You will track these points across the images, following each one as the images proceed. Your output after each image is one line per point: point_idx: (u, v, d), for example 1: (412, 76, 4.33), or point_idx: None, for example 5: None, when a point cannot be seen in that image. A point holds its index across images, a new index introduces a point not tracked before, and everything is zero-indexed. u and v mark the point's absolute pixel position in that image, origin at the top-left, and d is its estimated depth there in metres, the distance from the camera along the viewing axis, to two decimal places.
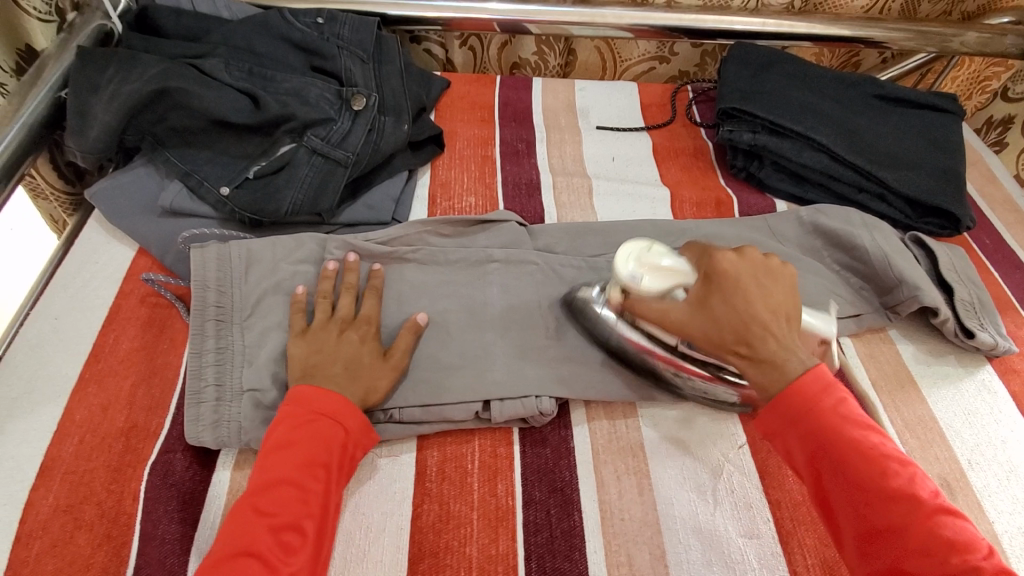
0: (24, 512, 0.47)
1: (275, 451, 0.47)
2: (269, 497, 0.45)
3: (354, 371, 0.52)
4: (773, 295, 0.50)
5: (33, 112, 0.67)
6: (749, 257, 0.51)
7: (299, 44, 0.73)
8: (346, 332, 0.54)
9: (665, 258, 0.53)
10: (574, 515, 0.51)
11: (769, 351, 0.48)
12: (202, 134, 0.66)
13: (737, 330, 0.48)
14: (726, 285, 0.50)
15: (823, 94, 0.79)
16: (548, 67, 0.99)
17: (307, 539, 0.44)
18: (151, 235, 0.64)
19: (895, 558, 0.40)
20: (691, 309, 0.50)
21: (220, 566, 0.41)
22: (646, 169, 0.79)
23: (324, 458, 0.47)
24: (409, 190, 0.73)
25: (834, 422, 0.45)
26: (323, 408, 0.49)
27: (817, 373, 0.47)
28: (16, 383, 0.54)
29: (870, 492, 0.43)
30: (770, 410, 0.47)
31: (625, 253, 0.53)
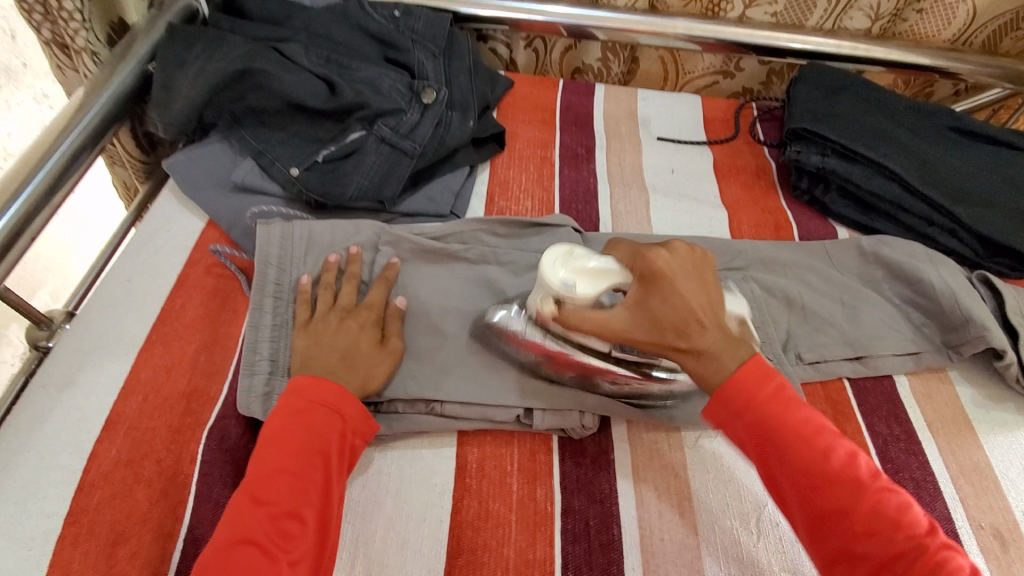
0: (89, 461, 0.49)
1: (272, 439, 0.47)
2: (269, 484, 0.44)
3: (351, 361, 0.52)
4: (704, 292, 0.49)
5: (122, 83, 0.70)
6: (677, 250, 0.49)
7: (374, 34, 0.74)
8: (345, 321, 0.55)
9: (590, 259, 0.48)
10: (613, 528, 0.50)
11: (709, 346, 0.47)
12: (277, 116, 0.68)
13: (676, 327, 0.47)
14: (661, 283, 0.47)
15: (898, 122, 0.76)
16: (610, 74, 0.99)
17: (310, 525, 0.44)
18: (220, 208, 0.66)
19: (844, 541, 0.42)
20: (630, 313, 0.48)
21: (224, 553, 0.41)
22: (705, 184, 0.78)
23: (321, 445, 0.47)
24: (468, 185, 0.74)
25: (777, 409, 0.46)
26: (323, 397, 0.49)
27: (757, 364, 0.47)
28: (89, 337, 0.57)
29: (817, 478, 0.43)
30: (716, 403, 0.47)
31: (548, 262, 0.48)
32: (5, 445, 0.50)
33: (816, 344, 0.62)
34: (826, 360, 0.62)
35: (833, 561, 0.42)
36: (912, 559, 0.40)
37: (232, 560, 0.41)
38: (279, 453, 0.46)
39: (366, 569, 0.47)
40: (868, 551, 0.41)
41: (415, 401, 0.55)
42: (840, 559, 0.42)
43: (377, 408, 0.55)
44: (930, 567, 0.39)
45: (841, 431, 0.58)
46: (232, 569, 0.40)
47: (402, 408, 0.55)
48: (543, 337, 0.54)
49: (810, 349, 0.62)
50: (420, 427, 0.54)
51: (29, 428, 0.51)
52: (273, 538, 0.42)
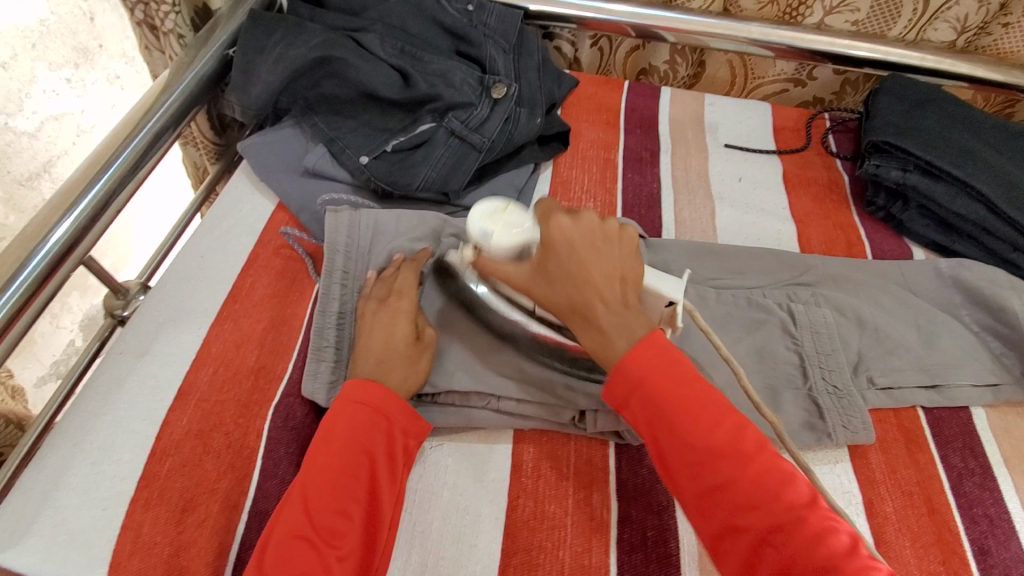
0: (162, 429, 0.51)
1: (322, 437, 0.47)
2: (320, 483, 0.44)
3: (388, 359, 0.51)
4: (605, 263, 0.47)
5: (204, 65, 0.72)
6: (583, 220, 0.48)
7: (448, 28, 0.75)
8: (379, 313, 0.54)
9: (514, 218, 0.49)
10: (671, 541, 0.49)
11: (602, 319, 0.46)
12: (349, 104, 0.69)
13: (569, 291, 0.47)
14: (559, 251, 0.47)
15: (986, 140, 0.72)
16: (676, 78, 0.97)
17: (358, 524, 0.44)
18: (291, 192, 0.67)
19: (728, 514, 0.39)
20: (531, 277, 0.48)
21: (279, 547, 0.41)
22: (774, 195, 0.76)
23: (367, 445, 0.47)
24: (531, 183, 0.73)
25: (667, 381, 0.43)
26: (374, 399, 0.48)
27: (655, 339, 0.44)
28: (165, 309, 0.59)
29: (700, 451, 0.41)
30: (613, 381, 0.45)
31: (476, 213, 0.50)
32: (85, 407, 0.52)
33: (889, 368, 0.59)
34: (899, 386, 0.59)
35: (718, 538, 0.39)
36: (790, 533, 0.37)
37: (285, 556, 0.41)
38: (322, 450, 0.46)
39: (421, 559, 0.47)
40: (749, 524, 0.38)
41: (471, 394, 0.54)
42: (724, 535, 0.39)
43: (434, 399, 0.54)
44: (808, 541, 0.37)
45: (913, 461, 0.56)
46: (285, 565, 0.41)
47: (459, 401, 0.54)
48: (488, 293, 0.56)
49: (883, 372, 0.59)
50: (478, 423, 0.54)
51: (107, 391, 0.53)
52: (322, 534, 0.43)
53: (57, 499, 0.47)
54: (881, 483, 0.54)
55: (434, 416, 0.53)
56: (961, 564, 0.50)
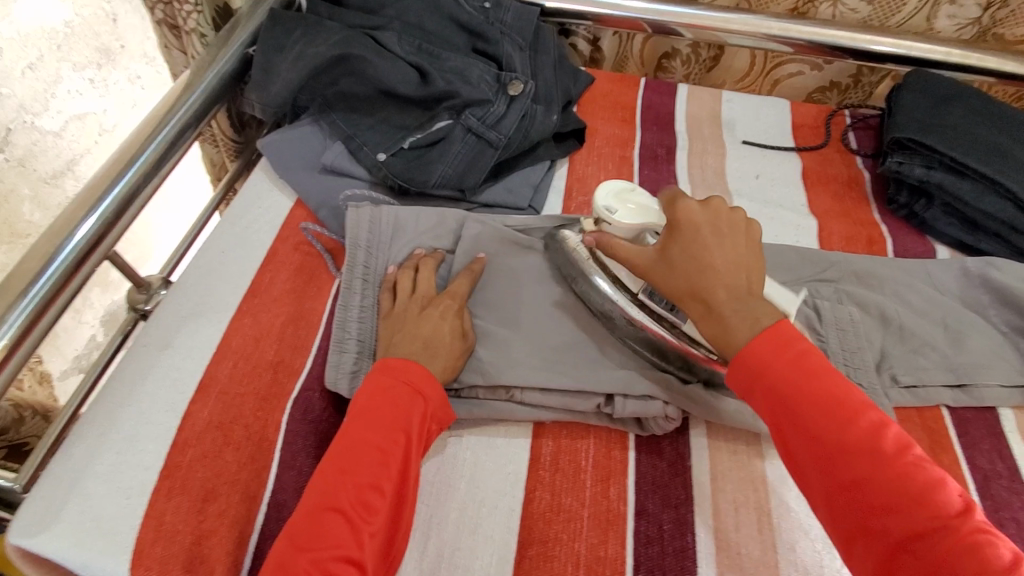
0: (183, 420, 0.52)
1: (360, 411, 0.47)
2: (355, 458, 0.45)
3: (433, 348, 0.52)
4: (728, 250, 0.49)
5: (224, 63, 0.73)
6: (714, 207, 0.51)
7: (464, 25, 0.75)
8: (426, 308, 0.55)
9: (639, 197, 0.56)
10: (688, 535, 0.48)
11: (727, 308, 0.47)
12: (367, 101, 0.70)
13: (692, 273, 0.48)
14: (687, 234, 0.49)
15: (1015, 137, 0.70)
16: (698, 59, 0.96)
17: (389, 501, 0.44)
18: (310, 188, 0.68)
19: (861, 515, 0.39)
20: (655, 257, 0.51)
21: (311, 517, 0.42)
22: (792, 192, 0.75)
23: (404, 424, 0.47)
24: (547, 180, 0.73)
25: (798, 379, 0.43)
26: (411, 377, 0.49)
27: (780, 328, 0.45)
28: (185, 303, 0.60)
29: (835, 448, 0.41)
30: (736, 374, 0.46)
31: (604, 190, 0.57)
32: (110, 398, 0.54)
33: (913, 367, 0.58)
34: (924, 385, 0.58)
35: (850, 535, 0.40)
36: (932, 540, 0.37)
37: (321, 527, 0.42)
38: (358, 422, 0.47)
39: (437, 551, 0.47)
40: (884, 527, 0.38)
41: (495, 388, 0.54)
42: (858, 535, 0.39)
43: (457, 391, 0.55)
44: (956, 549, 0.36)
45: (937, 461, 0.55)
46: (318, 535, 0.41)
47: (480, 394, 0.54)
48: (601, 279, 0.58)
49: (907, 371, 0.58)
50: (499, 414, 0.54)
51: (130, 383, 0.54)
52: (356, 508, 0.43)
53: (82, 487, 0.48)
54: None
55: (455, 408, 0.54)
56: None
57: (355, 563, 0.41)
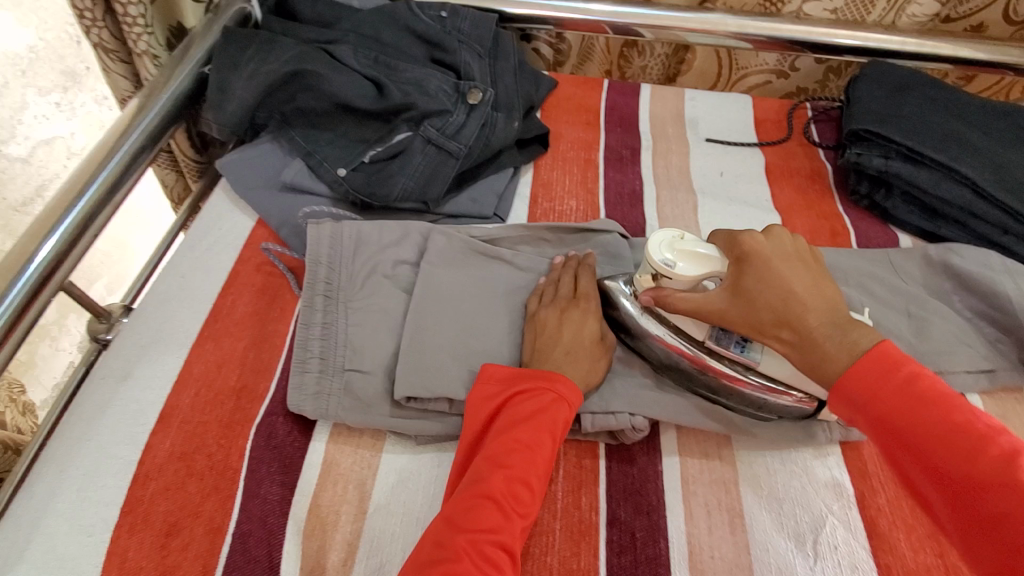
0: (144, 453, 0.51)
1: (510, 411, 0.48)
2: (506, 451, 0.45)
3: (576, 354, 0.53)
4: (804, 279, 0.48)
5: (179, 85, 0.72)
6: (780, 236, 0.51)
7: (421, 35, 0.75)
8: (567, 311, 0.56)
9: (695, 245, 0.52)
10: (660, 542, 0.48)
11: (820, 335, 0.46)
12: (325, 116, 0.69)
13: (772, 305, 0.48)
14: (758, 266, 0.49)
15: (971, 124, 0.71)
16: (654, 54, 0.95)
17: (534, 496, 0.45)
18: (271, 207, 0.67)
19: (1003, 555, 0.35)
20: (728, 295, 0.50)
21: (467, 502, 0.43)
22: (756, 187, 0.75)
23: (554, 425, 0.48)
24: (511, 187, 0.73)
25: (906, 404, 0.40)
26: (558, 385, 0.49)
27: (883, 351, 0.43)
28: (145, 331, 0.59)
29: (960, 478, 0.37)
30: (837, 401, 0.44)
31: (653, 243, 0.52)
32: (69, 433, 0.52)
33: None
34: None
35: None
36: None
37: (475, 512, 0.42)
38: (512, 422, 0.47)
39: None
40: None
41: (462, 402, 0.54)
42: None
43: (423, 407, 0.53)
44: None
45: None
46: (475, 522, 0.42)
47: (448, 409, 0.54)
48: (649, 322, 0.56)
49: None
50: None
51: (89, 417, 0.53)
52: (508, 499, 0.43)
53: (42, 526, 0.47)
54: (874, 475, 0.52)
55: (420, 425, 0.53)
56: None
57: (505, 550, 0.41)
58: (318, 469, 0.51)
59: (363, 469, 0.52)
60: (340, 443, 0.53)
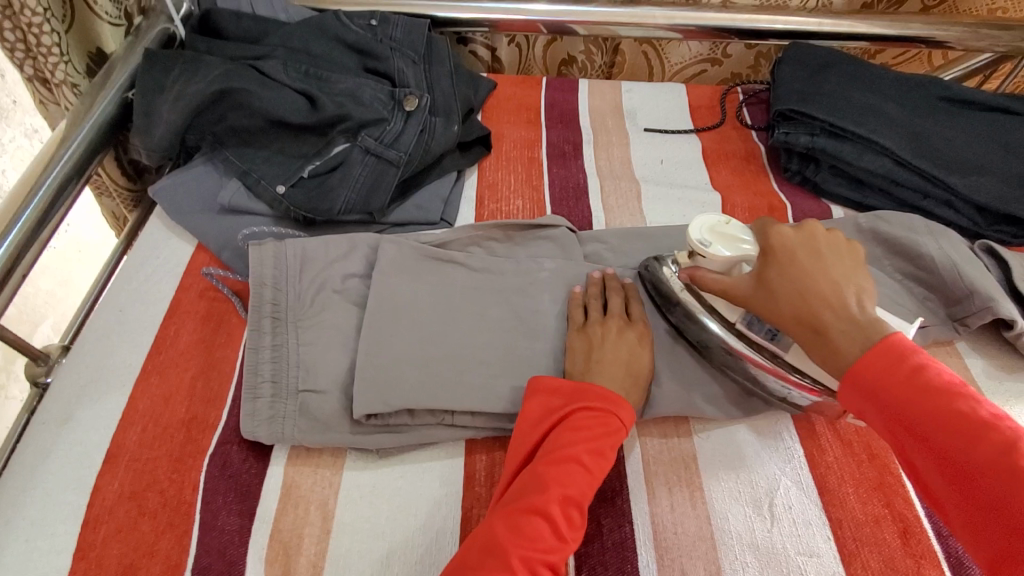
0: (92, 496, 0.49)
1: (569, 426, 0.47)
2: (562, 467, 0.45)
3: (634, 372, 0.53)
4: (833, 269, 0.46)
5: (103, 112, 0.70)
6: (811, 230, 0.49)
7: (353, 45, 0.74)
8: (624, 331, 0.55)
9: (738, 233, 0.51)
10: (625, 526, 0.49)
11: (837, 328, 0.44)
12: (259, 134, 0.68)
13: (792, 297, 0.46)
14: (782, 258, 0.48)
15: (887, 97, 0.75)
16: (593, 66, 1.00)
17: (586, 516, 0.44)
18: (210, 232, 0.65)
19: (1003, 538, 0.36)
20: (753, 285, 0.49)
21: (517, 514, 0.43)
22: (695, 172, 0.78)
23: (609, 448, 0.47)
24: (457, 191, 0.73)
25: (913, 394, 0.39)
26: (618, 407, 0.49)
27: (894, 342, 0.41)
28: (85, 371, 0.56)
29: (966, 466, 0.37)
30: (847, 390, 0.43)
31: (697, 224, 0.52)
32: (11, 484, 0.50)
33: None
34: None
35: (993, 556, 0.36)
36: None
37: (527, 527, 0.42)
38: (574, 438, 0.47)
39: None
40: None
41: (421, 411, 0.53)
42: (1001, 558, 0.36)
43: (383, 421, 0.53)
44: None
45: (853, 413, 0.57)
46: (525, 536, 0.41)
47: (410, 419, 0.53)
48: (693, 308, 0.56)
49: None
50: (428, 438, 0.53)
51: (32, 465, 0.51)
52: (561, 517, 0.43)
53: None
54: (823, 437, 0.55)
55: (379, 438, 0.52)
56: (906, 506, 0.50)
57: (553, 568, 0.41)
58: (278, 494, 0.50)
59: (324, 488, 0.51)
60: (298, 464, 0.52)
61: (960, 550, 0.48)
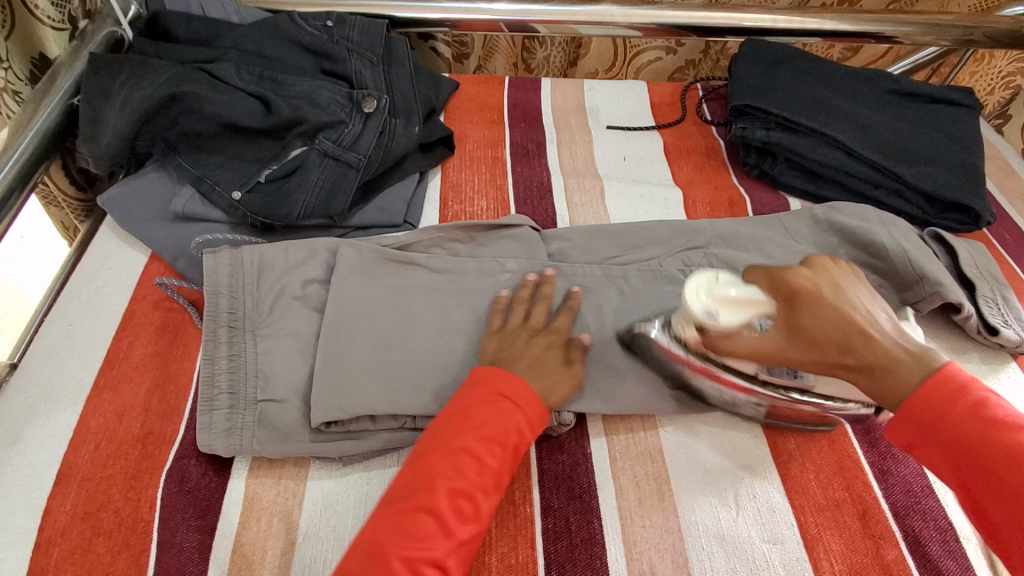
0: (42, 519, 0.47)
1: (459, 416, 0.47)
2: (449, 461, 0.44)
3: (538, 370, 0.51)
4: (863, 301, 0.46)
5: (47, 119, 0.67)
6: (823, 263, 0.48)
7: (308, 47, 0.73)
8: (535, 337, 0.54)
9: (734, 287, 0.47)
10: (594, 521, 0.49)
11: (890, 362, 0.43)
12: (213, 139, 0.66)
13: (834, 340, 0.44)
14: (811, 299, 0.46)
15: (838, 91, 0.77)
16: (552, 46, 0.99)
17: (478, 507, 0.44)
18: (163, 240, 0.64)
19: None
20: (785, 337, 0.46)
21: (402, 512, 0.43)
22: (658, 168, 0.79)
23: (502, 437, 0.46)
24: (419, 193, 0.73)
25: (975, 430, 0.40)
26: (507, 389, 0.48)
27: (947, 374, 0.42)
28: (33, 389, 0.54)
29: None
30: (901, 421, 0.43)
31: (691, 291, 0.48)
32: None
33: None
34: None
35: None
36: None
37: (413, 526, 0.42)
38: (461, 429, 0.46)
39: None
40: None
41: (386, 417, 0.53)
42: None
43: (346, 429, 0.52)
44: None
45: None
46: (410, 535, 0.41)
47: (371, 425, 0.53)
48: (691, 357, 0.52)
49: None
50: (394, 443, 0.53)
51: None
52: (449, 512, 0.43)
53: None
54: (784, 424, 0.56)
55: (341, 446, 0.52)
56: (864, 488, 0.52)
57: (439, 565, 0.41)
58: (239, 507, 0.49)
59: (288, 499, 0.50)
60: (260, 475, 0.51)
61: (917, 528, 0.49)
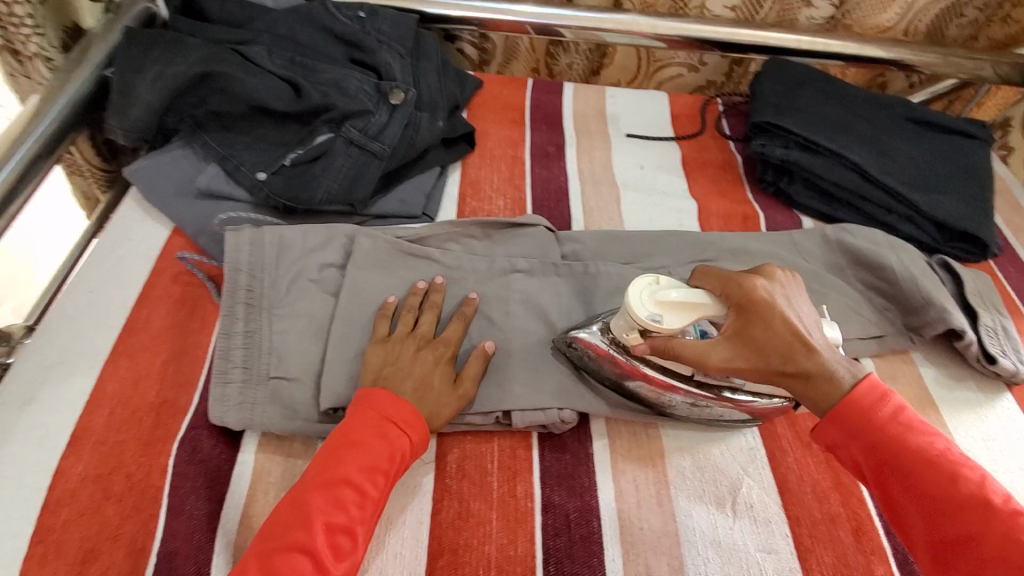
0: (54, 479, 0.48)
1: (342, 444, 0.47)
2: (325, 493, 0.44)
3: (422, 393, 0.51)
4: (804, 315, 0.48)
5: (79, 89, 0.68)
6: (767, 274, 0.50)
7: (340, 35, 0.74)
8: (422, 350, 0.53)
9: (674, 290, 0.48)
10: (593, 521, 0.50)
11: (829, 372, 0.45)
12: (241, 119, 0.67)
13: (779, 351, 0.46)
14: (760, 309, 0.46)
15: (857, 114, 0.78)
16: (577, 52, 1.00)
17: (356, 542, 0.44)
18: (186, 216, 0.65)
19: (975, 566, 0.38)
20: (729, 344, 0.47)
21: (276, 548, 0.41)
22: (674, 179, 0.80)
23: (386, 466, 0.46)
24: (439, 186, 0.74)
25: (894, 431, 0.43)
26: (394, 415, 0.48)
27: (870, 385, 0.44)
28: (50, 352, 0.55)
29: (940, 501, 0.40)
30: (830, 425, 0.44)
31: (635, 295, 0.49)
32: None
33: None
34: None
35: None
36: None
37: (286, 565, 0.41)
38: (342, 458, 0.46)
39: None
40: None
41: None
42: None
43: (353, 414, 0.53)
44: None
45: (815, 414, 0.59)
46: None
47: None
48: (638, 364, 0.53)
49: None
50: None
51: None
52: (325, 548, 0.42)
53: None
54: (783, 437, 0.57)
55: None
56: (860, 504, 0.53)
57: None
58: (247, 479, 0.50)
59: (296, 476, 0.51)
60: (268, 451, 0.52)
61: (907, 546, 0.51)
